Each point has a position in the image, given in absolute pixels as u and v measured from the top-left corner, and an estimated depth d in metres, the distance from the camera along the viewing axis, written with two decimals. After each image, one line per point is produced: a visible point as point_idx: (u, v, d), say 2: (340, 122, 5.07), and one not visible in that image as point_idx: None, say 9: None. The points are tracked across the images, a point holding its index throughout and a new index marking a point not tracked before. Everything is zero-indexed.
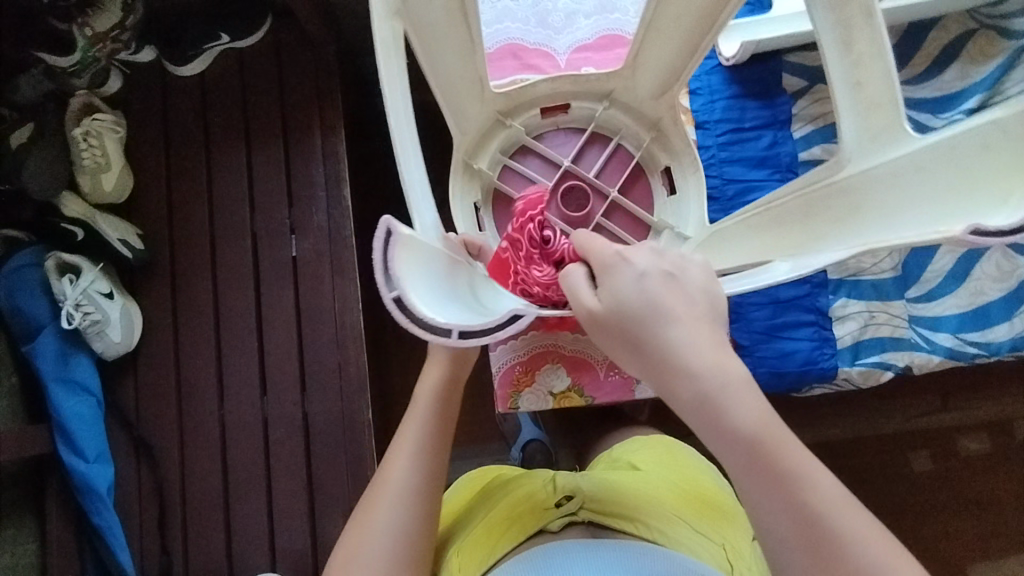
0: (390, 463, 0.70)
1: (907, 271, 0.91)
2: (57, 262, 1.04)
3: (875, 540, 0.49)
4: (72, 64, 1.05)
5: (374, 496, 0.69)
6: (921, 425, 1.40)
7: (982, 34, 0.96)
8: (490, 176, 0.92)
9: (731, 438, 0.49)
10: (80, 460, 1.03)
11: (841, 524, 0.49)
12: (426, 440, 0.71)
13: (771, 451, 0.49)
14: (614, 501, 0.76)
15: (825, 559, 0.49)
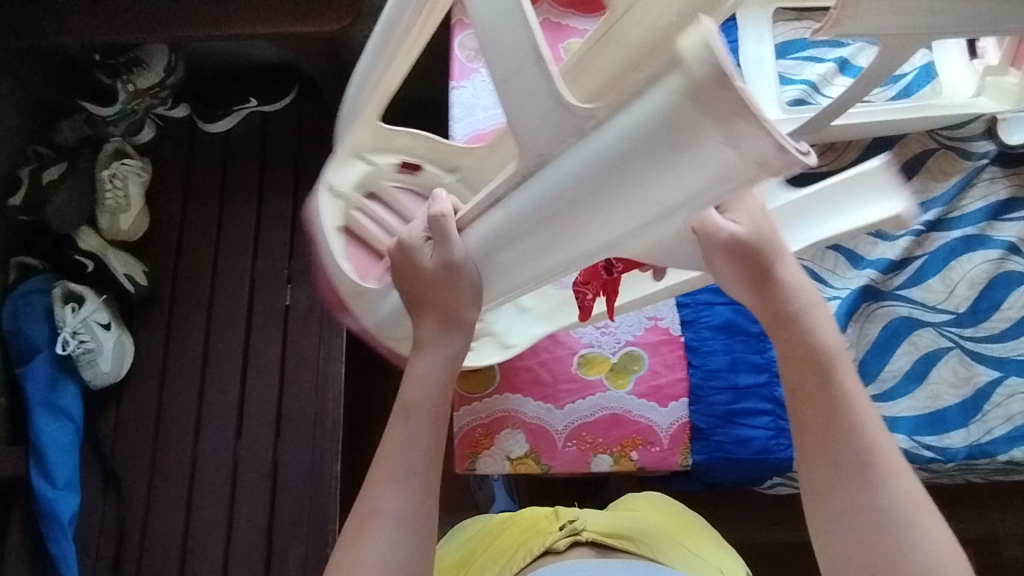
0: (375, 491, 0.65)
1: (862, 367, 0.89)
2: (64, 290, 1.11)
3: (905, 490, 0.59)
4: (111, 114, 1.17)
5: (361, 526, 0.64)
6: None
7: (943, 153, 0.95)
8: (347, 206, 0.88)
9: (813, 355, 0.65)
10: (48, 486, 1.04)
11: (883, 458, 0.61)
12: (418, 464, 0.66)
13: (839, 377, 0.64)
14: (616, 525, 0.74)
15: (866, 486, 0.59)
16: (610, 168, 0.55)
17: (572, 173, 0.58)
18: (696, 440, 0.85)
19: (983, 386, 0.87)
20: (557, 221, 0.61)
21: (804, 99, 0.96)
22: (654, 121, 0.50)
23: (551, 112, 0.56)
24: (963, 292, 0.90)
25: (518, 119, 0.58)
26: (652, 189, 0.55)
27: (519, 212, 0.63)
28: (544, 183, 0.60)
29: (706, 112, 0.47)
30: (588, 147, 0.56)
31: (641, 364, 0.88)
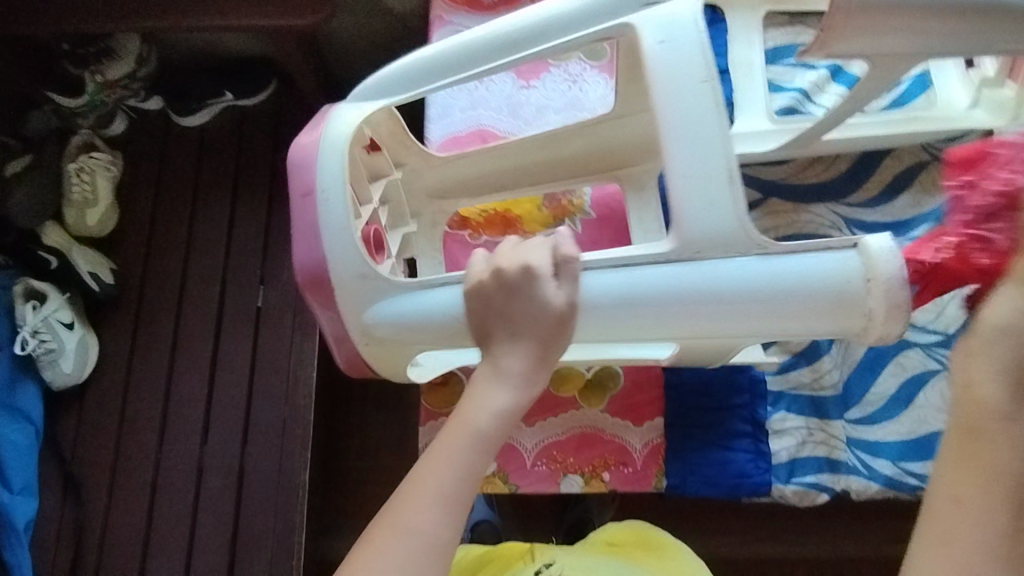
0: (412, 507, 0.58)
1: (848, 390, 0.85)
2: (25, 288, 1.07)
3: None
4: (80, 104, 1.14)
5: (377, 533, 0.58)
6: None
7: (935, 167, 0.92)
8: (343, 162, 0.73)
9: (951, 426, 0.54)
10: (4, 491, 1.00)
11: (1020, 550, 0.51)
12: (464, 489, 0.60)
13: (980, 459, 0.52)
14: (590, 569, 0.67)
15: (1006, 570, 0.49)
16: (767, 285, 0.63)
17: (733, 276, 0.63)
18: (671, 461, 0.82)
19: None
20: (681, 308, 0.64)
21: (794, 108, 0.93)
22: (838, 273, 0.62)
23: (730, 226, 0.62)
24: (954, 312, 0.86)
25: (689, 217, 0.63)
26: (795, 320, 0.64)
27: (655, 288, 0.64)
28: (690, 275, 0.63)
29: (875, 293, 0.62)
30: (752, 264, 0.63)
31: (616, 382, 0.85)
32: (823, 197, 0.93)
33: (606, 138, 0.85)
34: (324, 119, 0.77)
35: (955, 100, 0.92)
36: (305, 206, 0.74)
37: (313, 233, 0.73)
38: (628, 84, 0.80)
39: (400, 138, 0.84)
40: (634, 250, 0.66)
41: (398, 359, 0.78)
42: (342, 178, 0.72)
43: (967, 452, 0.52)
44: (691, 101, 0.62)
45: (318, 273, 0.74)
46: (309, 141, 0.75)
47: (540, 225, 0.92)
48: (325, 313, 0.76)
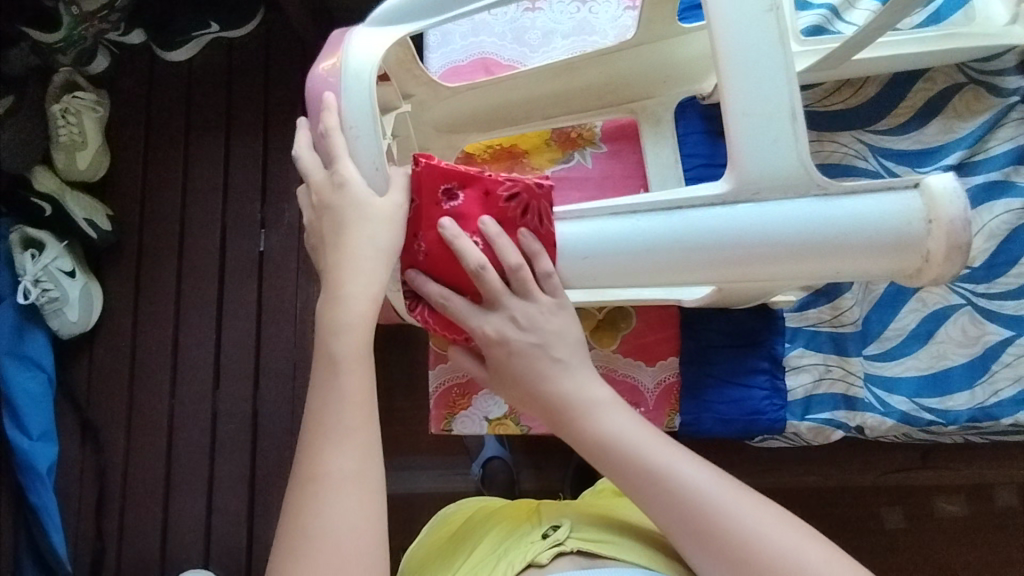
0: (319, 453, 0.55)
1: (868, 327, 0.83)
2: (22, 236, 1.04)
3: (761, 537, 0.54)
4: (58, 40, 1.05)
5: (300, 488, 0.54)
6: (902, 481, 1.23)
7: (971, 89, 0.86)
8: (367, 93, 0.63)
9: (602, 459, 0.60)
10: (23, 437, 1.01)
11: (673, 479, 0.57)
12: (354, 405, 0.56)
13: (584, 424, 0.62)
14: (598, 528, 0.66)
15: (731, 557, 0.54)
16: (820, 229, 0.57)
17: (789, 219, 0.57)
18: (685, 400, 0.81)
19: (993, 346, 0.81)
20: (725, 259, 0.59)
21: (823, 27, 0.86)
22: (898, 216, 0.57)
23: (790, 166, 0.57)
24: (981, 245, 0.83)
25: (748, 155, 0.57)
26: (850, 262, 0.58)
27: (701, 229, 0.58)
28: (745, 220, 0.57)
29: (938, 235, 0.57)
30: (808, 207, 0.57)
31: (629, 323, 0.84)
32: (850, 124, 0.87)
33: (623, 68, 0.80)
34: (341, 46, 0.66)
35: (997, 13, 0.84)
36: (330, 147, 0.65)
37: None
38: (654, 9, 0.74)
39: (407, 67, 0.75)
40: (682, 194, 0.60)
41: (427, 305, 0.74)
42: (374, 115, 0.63)
43: (636, 486, 0.58)
44: (754, 34, 0.57)
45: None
46: (328, 70, 0.64)
47: (549, 160, 0.88)
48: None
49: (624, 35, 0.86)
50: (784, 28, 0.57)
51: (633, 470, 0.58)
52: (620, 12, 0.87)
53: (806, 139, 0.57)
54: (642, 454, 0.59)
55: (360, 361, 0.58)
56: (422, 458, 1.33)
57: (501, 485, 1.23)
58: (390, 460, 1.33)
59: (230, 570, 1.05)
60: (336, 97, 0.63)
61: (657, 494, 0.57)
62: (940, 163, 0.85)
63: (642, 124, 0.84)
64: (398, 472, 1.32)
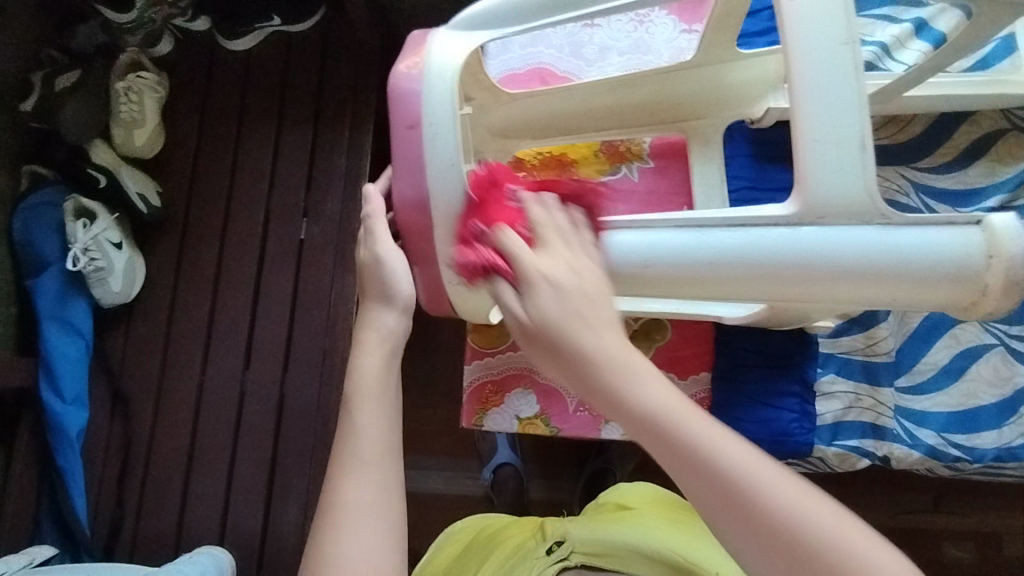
0: (332, 483, 0.53)
1: (900, 358, 0.84)
2: (75, 206, 1.07)
3: (819, 514, 0.39)
4: (128, 20, 1.09)
5: (319, 529, 0.52)
6: (913, 523, 1.22)
7: (1014, 135, 0.88)
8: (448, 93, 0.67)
9: (618, 406, 0.43)
10: (57, 400, 1.04)
11: (724, 461, 0.40)
12: (371, 444, 0.54)
13: (655, 419, 0.42)
14: (600, 537, 0.68)
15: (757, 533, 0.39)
16: (884, 257, 0.58)
17: (851, 245, 0.58)
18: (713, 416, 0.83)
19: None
20: (779, 279, 0.61)
21: (873, 64, 0.88)
22: (959, 252, 0.58)
23: (857, 192, 0.58)
24: None
25: (815, 177, 0.59)
26: (914, 286, 0.59)
27: (764, 248, 0.60)
28: (809, 241, 0.59)
29: (997, 272, 0.57)
30: (872, 235, 0.58)
31: (664, 334, 0.88)
32: (895, 160, 0.89)
33: (678, 87, 0.82)
34: (423, 46, 0.70)
35: None
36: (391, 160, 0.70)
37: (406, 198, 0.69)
38: (716, 34, 0.77)
39: (473, 71, 0.78)
40: (744, 213, 0.61)
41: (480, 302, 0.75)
42: (454, 112, 0.67)
43: (670, 454, 0.41)
44: (830, 63, 0.59)
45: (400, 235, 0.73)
46: (410, 69, 0.69)
47: (596, 171, 0.90)
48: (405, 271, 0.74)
49: (679, 56, 0.89)
50: (859, 60, 0.59)
51: (679, 452, 0.41)
52: (677, 35, 0.90)
53: (873, 168, 0.58)
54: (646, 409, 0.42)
55: (375, 390, 0.57)
56: (434, 458, 1.34)
57: (510, 492, 1.23)
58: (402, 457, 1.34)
59: (243, 551, 1.06)
60: (420, 92, 0.67)
61: (709, 497, 0.40)
62: (981, 205, 0.86)
63: (690, 142, 0.86)
64: (409, 470, 1.34)
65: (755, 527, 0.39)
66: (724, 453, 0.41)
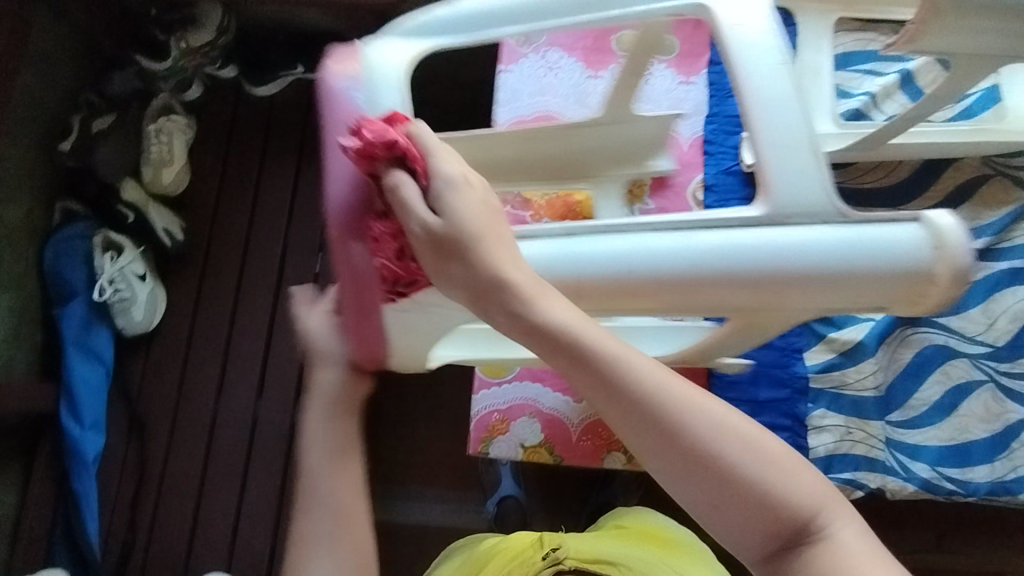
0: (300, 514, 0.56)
1: (890, 393, 0.88)
2: (104, 239, 1.14)
3: (766, 446, 0.45)
4: (163, 68, 1.18)
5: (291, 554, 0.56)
6: (916, 561, 1.22)
7: (998, 180, 0.92)
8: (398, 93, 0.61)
9: (576, 362, 0.45)
10: (76, 425, 1.08)
11: (681, 410, 0.44)
12: (329, 474, 0.56)
13: (610, 370, 0.45)
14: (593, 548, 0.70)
15: (706, 474, 0.44)
16: (848, 257, 0.52)
17: (820, 246, 0.53)
18: None
19: (1015, 424, 0.85)
20: (752, 289, 0.54)
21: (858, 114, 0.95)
22: (906, 249, 0.52)
23: (818, 197, 0.55)
24: (1005, 325, 0.87)
25: (780, 184, 0.55)
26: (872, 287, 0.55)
27: (739, 251, 0.54)
28: (781, 242, 0.53)
29: (943, 266, 0.51)
30: (835, 234, 0.53)
31: None
32: (883, 203, 0.94)
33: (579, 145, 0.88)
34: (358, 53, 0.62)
35: None
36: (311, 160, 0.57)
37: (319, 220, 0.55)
38: None
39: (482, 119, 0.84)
40: (717, 216, 0.55)
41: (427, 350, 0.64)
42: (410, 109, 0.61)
43: (633, 409, 0.44)
44: (771, 78, 0.58)
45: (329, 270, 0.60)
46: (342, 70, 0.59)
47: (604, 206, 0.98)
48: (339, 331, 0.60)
49: (678, 106, 1.01)
50: (797, 79, 0.58)
51: (643, 408, 0.44)
52: (675, 86, 1.02)
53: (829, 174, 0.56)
54: (612, 359, 0.45)
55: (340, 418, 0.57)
56: (439, 490, 1.36)
57: (513, 524, 1.24)
58: (407, 488, 1.36)
59: None
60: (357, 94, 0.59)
61: (669, 444, 0.44)
62: None
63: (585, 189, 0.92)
64: (414, 502, 1.35)
65: (707, 470, 0.44)
66: (684, 400, 0.45)
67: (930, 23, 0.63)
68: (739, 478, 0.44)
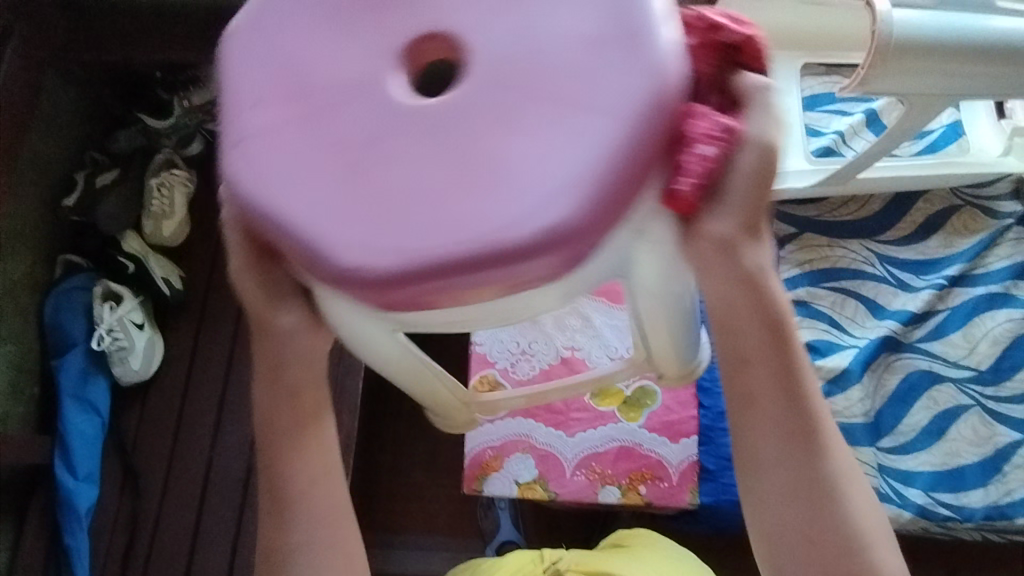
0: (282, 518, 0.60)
1: (881, 420, 0.94)
2: (104, 289, 1.16)
3: (845, 461, 0.51)
4: (166, 126, 1.23)
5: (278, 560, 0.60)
6: None
7: (967, 211, 1.01)
8: None
9: (759, 313, 0.49)
10: (69, 477, 1.08)
11: (812, 393, 0.51)
12: (315, 471, 0.60)
13: (783, 328, 0.50)
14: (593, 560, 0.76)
15: (806, 456, 0.50)
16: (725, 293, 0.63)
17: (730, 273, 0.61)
18: (703, 480, 0.90)
19: (1003, 446, 0.92)
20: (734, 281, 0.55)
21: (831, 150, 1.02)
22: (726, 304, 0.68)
23: None
24: (985, 349, 0.95)
25: None
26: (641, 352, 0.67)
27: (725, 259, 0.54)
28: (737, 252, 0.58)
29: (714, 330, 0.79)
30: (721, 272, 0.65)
31: (654, 400, 0.92)
32: (860, 235, 1.01)
33: None
34: None
35: (988, 147, 1.01)
36: (453, 2, 0.47)
37: (565, 80, 0.44)
38: None
39: None
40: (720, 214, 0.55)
41: (469, 323, 0.51)
42: None
43: (790, 368, 0.50)
44: None
45: (436, 144, 0.44)
46: None
47: None
48: (409, 244, 0.43)
49: None
50: None
51: (797, 374, 0.50)
52: None
53: None
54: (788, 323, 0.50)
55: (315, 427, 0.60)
56: (438, 538, 1.33)
57: None
58: (405, 537, 1.33)
59: None
60: None
61: (791, 419, 0.50)
62: (942, 273, 0.98)
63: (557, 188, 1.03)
64: (412, 551, 1.32)
65: (807, 453, 0.50)
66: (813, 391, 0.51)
67: (878, 67, 0.75)
68: (828, 474, 0.50)
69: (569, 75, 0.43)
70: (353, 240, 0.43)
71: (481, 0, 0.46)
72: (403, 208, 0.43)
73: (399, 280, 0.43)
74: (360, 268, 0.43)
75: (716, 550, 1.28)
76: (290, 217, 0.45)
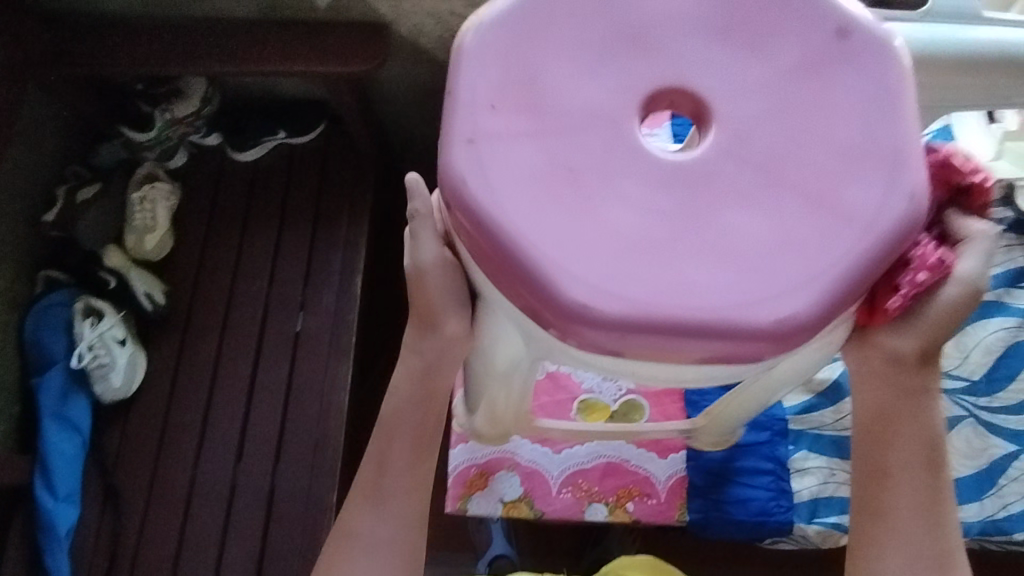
0: (353, 516, 0.73)
1: None
2: (85, 305, 1.14)
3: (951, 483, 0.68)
4: (148, 139, 1.22)
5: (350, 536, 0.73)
6: None
7: None
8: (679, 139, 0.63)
9: (898, 374, 0.66)
10: (49, 497, 1.06)
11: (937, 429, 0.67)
12: (403, 483, 0.73)
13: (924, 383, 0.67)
14: None
15: (934, 478, 0.67)
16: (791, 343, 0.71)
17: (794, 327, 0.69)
18: (692, 497, 0.95)
19: (998, 459, 0.96)
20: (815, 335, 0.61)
21: None
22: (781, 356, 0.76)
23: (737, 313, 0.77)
24: (980, 359, 1.00)
25: None
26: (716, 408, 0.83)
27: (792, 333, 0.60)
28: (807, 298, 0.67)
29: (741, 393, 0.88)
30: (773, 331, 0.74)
31: (641, 415, 0.94)
32: None
33: None
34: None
35: (980, 151, 1.05)
36: (692, 83, 0.56)
37: (820, 182, 0.54)
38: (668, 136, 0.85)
39: None
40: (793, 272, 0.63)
41: (677, 377, 0.57)
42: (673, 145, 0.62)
43: (920, 410, 0.67)
44: None
45: (701, 221, 0.53)
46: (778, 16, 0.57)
47: None
48: (641, 296, 0.51)
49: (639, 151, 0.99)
50: None
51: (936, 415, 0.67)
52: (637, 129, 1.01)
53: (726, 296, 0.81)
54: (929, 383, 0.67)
55: (411, 435, 0.73)
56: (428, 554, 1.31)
57: None
58: None
59: None
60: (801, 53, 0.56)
61: (930, 449, 0.67)
62: None
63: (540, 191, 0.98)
64: None
65: (933, 473, 0.67)
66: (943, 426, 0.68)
67: None
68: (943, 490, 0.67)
69: (826, 175, 0.54)
70: (608, 286, 0.51)
71: (731, 88, 0.56)
72: (643, 263, 0.52)
73: (612, 326, 0.51)
74: (590, 307, 0.51)
75: (709, 563, 1.27)
76: (550, 257, 0.52)
